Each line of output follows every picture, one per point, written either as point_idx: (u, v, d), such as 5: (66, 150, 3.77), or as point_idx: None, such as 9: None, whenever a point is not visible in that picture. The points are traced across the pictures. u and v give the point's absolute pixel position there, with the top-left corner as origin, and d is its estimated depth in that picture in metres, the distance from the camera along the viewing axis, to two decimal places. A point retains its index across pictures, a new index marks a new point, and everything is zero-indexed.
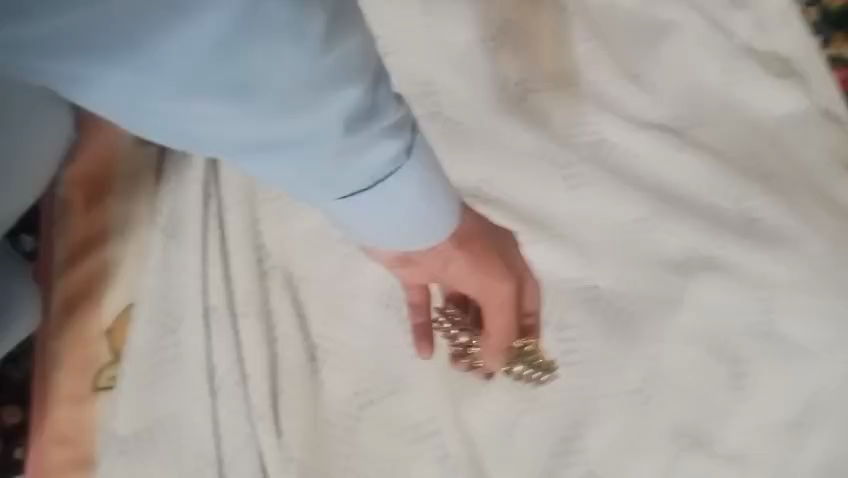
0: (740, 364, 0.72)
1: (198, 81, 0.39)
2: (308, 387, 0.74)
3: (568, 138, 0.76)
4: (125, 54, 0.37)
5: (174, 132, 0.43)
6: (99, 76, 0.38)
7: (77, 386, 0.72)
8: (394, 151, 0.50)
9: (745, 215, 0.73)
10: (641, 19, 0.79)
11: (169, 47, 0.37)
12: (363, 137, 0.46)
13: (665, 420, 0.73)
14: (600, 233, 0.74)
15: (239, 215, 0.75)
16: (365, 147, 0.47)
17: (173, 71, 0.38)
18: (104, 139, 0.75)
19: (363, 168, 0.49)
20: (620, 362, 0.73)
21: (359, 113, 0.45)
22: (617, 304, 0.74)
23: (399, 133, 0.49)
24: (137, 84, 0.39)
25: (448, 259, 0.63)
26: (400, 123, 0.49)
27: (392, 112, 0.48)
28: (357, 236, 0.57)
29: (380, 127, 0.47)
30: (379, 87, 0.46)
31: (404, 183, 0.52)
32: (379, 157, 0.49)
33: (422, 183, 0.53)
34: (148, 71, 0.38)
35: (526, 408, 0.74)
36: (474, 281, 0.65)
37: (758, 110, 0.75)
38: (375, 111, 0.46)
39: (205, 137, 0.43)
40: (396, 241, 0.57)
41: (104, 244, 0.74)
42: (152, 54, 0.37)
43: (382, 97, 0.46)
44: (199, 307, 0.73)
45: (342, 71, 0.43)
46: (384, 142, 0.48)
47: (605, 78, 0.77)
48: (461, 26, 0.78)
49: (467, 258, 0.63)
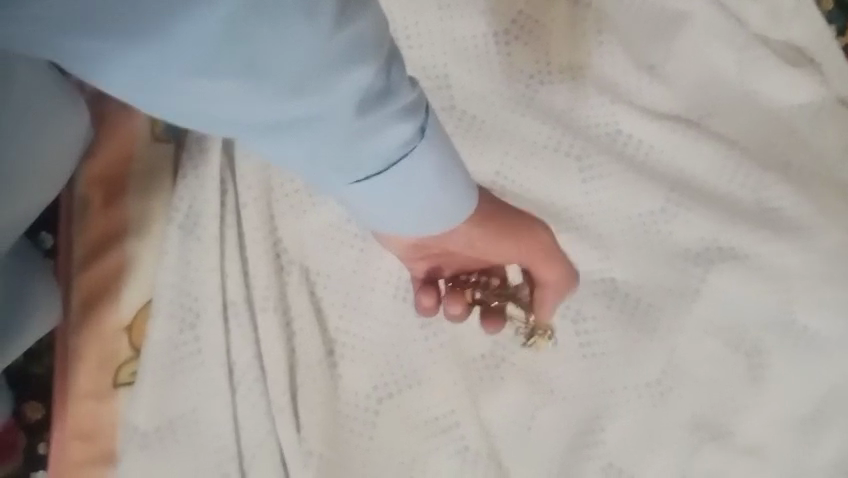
0: (757, 355, 0.75)
1: (202, 59, 0.35)
2: (327, 381, 0.75)
3: (585, 130, 0.75)
4: (132, 31, 0.33)
5: (162, 104, 0.38)
6: (95, 53, 0.34)
7: (97, 383, 0.71)
8: (411, 135, 0.45)
9: (766, 208, 0.74)
10: (657, 6, 0.76)
11: (176, 25, 0.33)
12: (377, 119, 0.42)
13: (685, 409, 0.75)
14: (615, 225, 0.75)
15: (256, 211, 0.74)
16: (380, 130, 0.43)
17: (180, 49, 0.34)
18: (122, 133, 0.72)
19: (378, 152, 0.45)
20: (640, 354, 0.75)
21: (371, 94, 0.41)
22: (635, 297, 0.76)
23: (414, 115, 0.45)
24: (141, 61, 0.34)
25: (466, 234, 0.62)
26: (415, 105, 0.45)
27: (407, 93, 0.44)
28: (370, 225, 0.52)
29: (396, 110, 0.43)
30: (392, 69, 0.42)
31: (423, 170, 0.48)
32: (395, 141, 0.45)
33: (440, 170, 0.49)
34: (155, 49, 0.34)
35: (545, 401, 0.75)
36: (497, 242, 0.66)
37: (773, 102, 0.76)
38: (389, 91, 0.42)
39: (209, 118, 0.39)
40: (415, 232, 0.53)
41: (122, 241, 0.72)
42: (144, 24, 0.33)
43: (394, 78, 0.43)
44: (218, 303, 0.72)
45: (354, 50, 0.39)
46: (401, 125, 0.44)
47: (622, 68, 0.76)
48: (475, 17, 0.75)
49: (484, 229, 0.63)
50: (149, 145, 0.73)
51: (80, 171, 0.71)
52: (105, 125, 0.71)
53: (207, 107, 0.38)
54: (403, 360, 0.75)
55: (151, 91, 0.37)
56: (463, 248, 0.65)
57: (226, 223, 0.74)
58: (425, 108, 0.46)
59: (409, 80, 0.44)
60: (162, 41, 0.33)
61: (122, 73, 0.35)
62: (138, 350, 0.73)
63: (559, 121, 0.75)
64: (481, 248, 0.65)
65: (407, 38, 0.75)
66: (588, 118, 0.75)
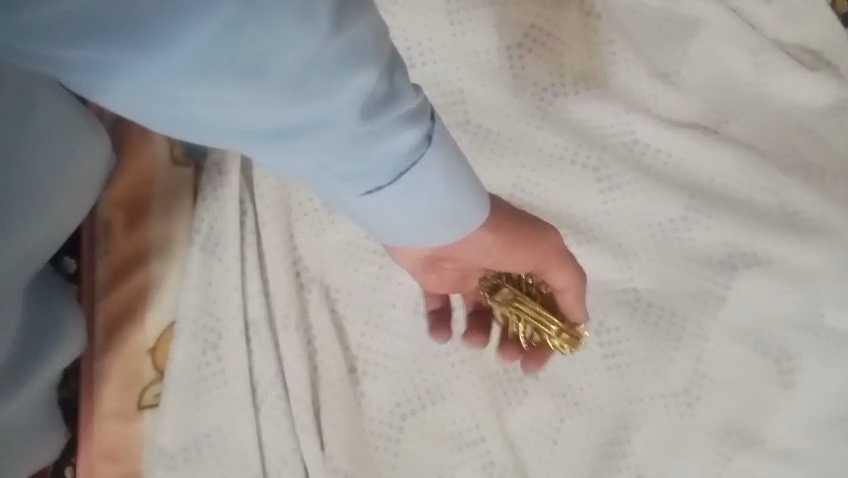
0: (786, 360, 0.73)
1: (202, 66, 0.35)
2: (350, 398, 0.75)
3: (602, 139, 0.75)
4: (133, 40, 0.33)
5: (168, 117, 0.39)
6: (101, 65, 0.34)
7: (123, 405, 0.71)
8: (417, 142, 0.45)
9: (789, 212, 0.73)
10: (669, 14, 0.76)
11: (175, 32, 0.33)
12: (381, 125, 0.42)
13: (713, 418, 0.74)
14: (637, 233, 0.75)
15: (276, 230, 0.74)
16: (386, 136, 0.43)
17: (180, 56, 0.34)
18: (144, 160, 0.72)
19: (385, 159, 0.45)
20: (666, 362, 0.74)
21: (374, 99, 0.41)
22: (659, 306, 0.75)
23: (419, 121, 0.45)
24: (142, 70, 0.35)
25: (485, 246, 0.57)
26: (420, 110, 0.45)
27: (410, 98, 0.44)
28: (381, 238, 0.52)
29: (400, 115, 0.43)
30: (395, 74, 0.43)
31: (431, 175, 0.48)
32: (401, 147, 0.45)
33: (449, 176, 0.49)
34: (155, 58, 0.34)
35: (570, 413, 0.75)
36: (519, 256, 0.60)
37: (790, 104, 0.76)
38: (392, 96, 0.43)
39: (213, 127, 0.39)
40: (427, 242, 0.52)
41: (145, 262, 0.72)
42: (147, 32, 0.33)
43: (396, 83, 0.43)
44: (241, 323, 0.72)
45: (355, 54, 0.39)
46: (406, 131, 0.44)
47: (636, 76, 0.75)
48: (487, 31, 0.75)
49: (505, 238, 0.58)
50: (169, 169, 0.73)
51: (103, 194, 0.71)
52: (127, 149, 0.72)
53: (211, 116, 0.38)
54: (426, 375, 0.75)
55: (157, 103, 0.37)
56: (480, 260, 0.59)
57: (246, 243, 0.74)
58: (430, 114, 0.46)
59: (412, 86, 0.45)
60: (165, 48, 0.34)
61: (128, 85, 0.36)
62: (161, 372, 0.72)
63: (575, 131, 0.75)
64: (502, 255, 0.59)
65: (420, 55, 0.75)
66: (604, 127, 0.75)
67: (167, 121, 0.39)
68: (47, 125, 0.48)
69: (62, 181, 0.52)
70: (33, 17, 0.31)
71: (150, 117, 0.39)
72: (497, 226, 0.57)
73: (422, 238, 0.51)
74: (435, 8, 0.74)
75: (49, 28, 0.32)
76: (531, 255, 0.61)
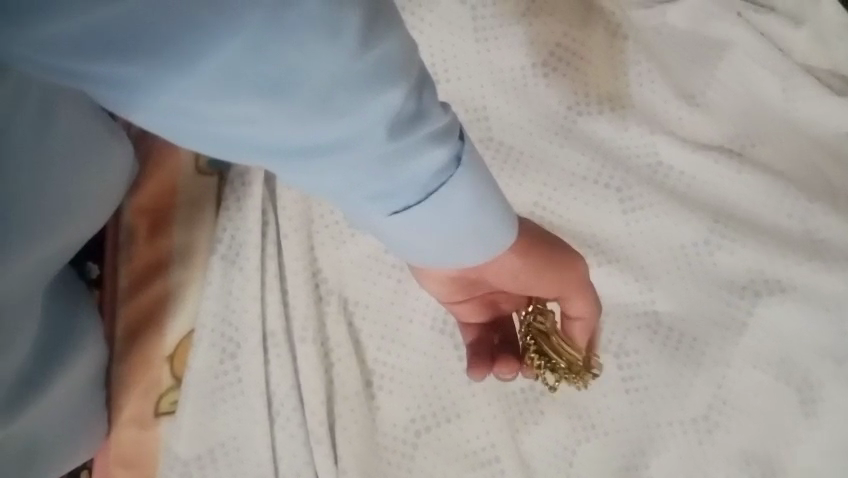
0: (809, 389, 0.72)
1: (232, 82, 0.36)
2: (365, 412, 0.75)
3: (626, 161, 0.75)
4: (164, 56, 0.33)
5: (198, 133, 0.39)
6: (133, 80, 0.35)
7: (140, 411, 0.70)
8: (444, 161, 0.46)
9: (814, 239, 0.72)
10: (697, 35, 0.76)
11: (205, 47, 0.34)
12: (409, 143, 0.43)
13: (733, 447, 0.73)
14: (659, 255, 0.74)
15: (296, 241, 0.74)
16: (412, 154, 0.43)
17: (210, 72, 0.35)
18: (169, 167, 0.71)
19: (412, 178, 0.45)
20: (685, 387, 0.73)
21: (403, 118, 0.42)
22: (679, 331, 0.74)
23: (447, 140, 0.45)
24: (174, 86, 0.35)
25: (515, 271, 0.58)
26: (448, 129, 0.45)
27: (438, 117, 0.44)
28: (407, 257, 0.52)
29: (429, 134, 0.44)
30: (422, 93, 0.43)
31: (458, 194, 0.48)
32: (429, 167, 0.45)
33: (476, 197, 0.49)
34: (186, 74, 0.35)
35: (586, 436, 0.74)
36: (545, 283, 0.60)
37: (819, 128, 0.74)
38: (420, 114, 0.43)
39: (243, 143, 0.40)
40: (453, 262, 0.52)
41: (167, 270, 0.71)
42: (178, 49, 0.33)
43: (424, 102, 0.43)
44: (259, 333, 0.73)
45: (383, 72, 0.39)
46: (434, 149, 0.44)
47: (663, 97, 0.75)
48: (512, 49, 0.75)
49: (535, 264, 0.58)
50: (193, 178, 0.72)
51: (128, 202, 0.70)
52: (152, 158, 0.70)
53: (241, 132, 0.39)
54: (442, 392, 0.75)
55: (188, 118, 0.38)
56: (510, 284, 0.60)
57: (267, 254, 0.74)
58: (458, 132, 0.47)
59: (441, 105, 0.45)
60: (196, 62, 0.34)
61: (159, 100, 0.36)
62: (179, 379, 0.72)
63: (598, 151, 0.75)
64: (530, 277, 0.59)
65: (445, 71, 0.76)
66: (628, 148, 0.75)
67: (198, 137, 0.39)
68: (69, 134, 0.48)
69: (87, 190, 0.53)
70: (65, 29, 0.31)
71: (182, 133, 0.39)
72: (527, 249, 0.58)
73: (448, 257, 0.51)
74: (461, 25, 0.75)
75: (81, 42, 0.32)
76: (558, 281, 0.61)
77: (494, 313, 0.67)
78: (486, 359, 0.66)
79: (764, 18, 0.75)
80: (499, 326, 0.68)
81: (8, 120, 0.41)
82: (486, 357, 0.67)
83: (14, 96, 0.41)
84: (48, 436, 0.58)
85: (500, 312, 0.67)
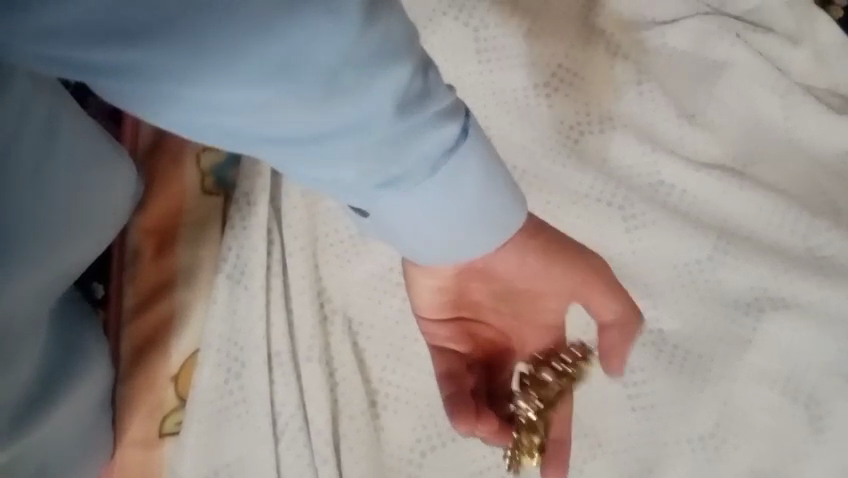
0: (815, 406, 0.72)
1: (244, 68, 0.36)
2: (370, 432, 0.75)
3: (628, 179, 0.76)
4: (175, 39, 0.34)
5: (210, 127, 0.40)
6: (143, 69, 0.35)
7: (145, 433, 0.68)
8: (451, 141, 0.47)
9: (817, 256, 0.73)
10: (697, 56, 0.78)
11: (213, 29, 0.35)
12: (417, 121, 0.44)
13: (740, 464, 0.72)
14: (663, 272, 0.75)
15: (302, 262, 0.75)
16: (420, 133, 0.44)
17: (222, 58, 0.36)
18: (176, 186, 0.69)
19: (421, 160, 0.46)
20: (692, 405, 0.73)
21: (408, 96, 0.43)
22: (685, 348, 0.74)
23: (453, 119, 0.47)
24: (186, 74, 0.36)
25: (523, 253, 0.58)
26: (452, 109, 0.47)
27: (442, 96, 0.46)
28: (418, 252, 0.53)
29: (435, 111, 0.45)
30: (426, 73, 0.44)
31: (468, 171, 0.49)
32: (437, 148, 0.46)
33: (481, 177, 0.50)
34: (197, 60, 0.35)
35: (594, 454, 0.73)
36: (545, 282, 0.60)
37: (819, 145, 0.76)
38: (425, 92, 0.44)
39: (256, 134, 0.40)
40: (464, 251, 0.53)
41: (172, 288, 0.69)
42: (189, 33, 0.34)
43: (427, 80, 0.44)
44: (264, 351, 0.72)
45: (387, 49, 0.40)
46: (441, 128, 0.46)
47: (664, 117, 0.77)
48: (515, 70, 0.76)
49: (541, 251, 0.59)
50: (199, 197, 0.71)
51: (133, 220, 0.67)
52: (157, 178, 0.68)
53: (254, 123, 0.39)
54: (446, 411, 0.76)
55: (201, 110, 0.38)
56: (514, 277, 0.60)
57: (272, 272, 0.74)
58: (462, 112, 0.48)
59: (445, 86, 0.47)
60: (207, 45, 0.35)
61: (168, 91, 0.37)
62: (184, 400, 0.70)
63: (601, 171, 0.76)
64: (525, 280, 0.60)
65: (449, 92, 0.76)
66: (631, 168, 0.76)
67: (213, 132, 0.40)
68: (78, 158, 0.49)
69: (87, 209, 0.52)
70: (71, 15, 0.33)
71: (196, 129, 0.40)
72: (525, 247, 0.59)
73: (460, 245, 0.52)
74: (465, 47, 0.76)
75: (93, 31, 0.33)
76: (557, 281, 0.60)
77: (473, 349, 0.63)
78: (473, 408, 0.58)
79: (762, 37, 0.78)
80: (475, 366, 0.62)
81: (25, 116, 0.43)
82: (473, 406, 0.59)
83: (20, 115, 0.42)
84: (60, 453, 0.58)
85: (477, 346, 0.63)
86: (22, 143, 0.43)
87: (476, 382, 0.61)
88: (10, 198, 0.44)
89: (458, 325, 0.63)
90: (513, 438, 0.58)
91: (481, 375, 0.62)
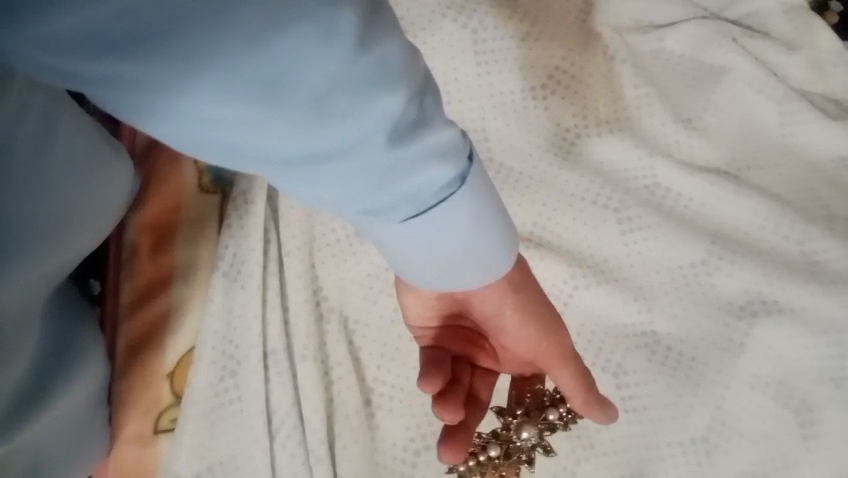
0: (807, 412, 0.72)
1: (231, 84, 0.36)
2: (364, 432, 0.75)
3: (624, 182, 0.76)
4: (164, 52, 0.34)
5: (200, 142, 0.40)
6: (132, 80, 0.36)
7: (141, 428, 0.69)
8: (447, 173, 0.46)
9: (811, 261, 0.74)
10: (694, 62, 0.79)
11: (202, 42, 0.35)
12: (411, 149, 0.43)
13: (732, 469, 0.72)
14: (656, 274, 0.75)
15: (298, 259, 0.75)
16: (414, 161, 0.44)
17: (210, 72, 0.36)
18: (173, 186, 0.71)
19: (414, 188, 0.45)
20: (685, 408, 0.73)
21: (403, 124, 0.42)
22: (678, 351, 0.74)
23: (451, 151, 0.46)
24: (174, 87, 0.36)
25: (503, 303, 0.58)
26: (452, 142, 0.46)
27: (441, 127, 0.45)
28: (410, 272, 0.52)
29: (432, 143, 0.44)
30: (424, 100, 0.44)
31: (464, 203, 0.48)
32: (431, 178, 0.46)
33: (477, 211, 0.49)
34: (185, 73, 0.35)
35: (587, 456, 0.74)
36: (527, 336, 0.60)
37: (814, 152, 0.76)
38: (422, 121, 0.44)
39: (245, 149, 0.40)
40: (457, 279, 0.53)
41: (170, 286, 0.71)
42: (176, 47, 0.34)
43: (426, 108, 0.44)
44: (260, 350, 0.72)
45: (382, 75, 0.40)
46: (437, 158, 0.45)
47: (660, 121, 0.77)
48: (513, 73, 0.77)
49: (522, 304, 0.59)
50: (196, 197, 0.73)
51: (132, 218, 0.70)
52: (155, 177, 0.71)
53: (242, 139, 0.39)
54: None
55: (191, 125, 0.38)
56: (496, 319, 0.60)
57: (268, 271, 0.75)
58: (463, 150, 0.47)
59: (447, 118, 0.46)
60: (195, 60, 0.35)
61: (158, 104, 0.37)
62: (180, 397, 0.71)
63: (597, 175, 0.76)
64: (509, 322, 0.60)
65: (447, 94, 0.77)
66: (627, 171, 0.76)
67: (203, 146, 0.40)
68: (77, 157, 0.49)
69: (86, 210, 0.52)
70: (63, 26, 0.33)
71: (188, 143, 0.40)
72: (507, 299, 0.58)
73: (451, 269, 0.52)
74: (464, 50, 0.77)
75: (85, 42, 0.34)
76: (534, 345, 0.61)
77: (464, 349, 0.62)
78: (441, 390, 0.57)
79: (759, 43, 0.78)
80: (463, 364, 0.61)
81: (21, 120, 0.42)
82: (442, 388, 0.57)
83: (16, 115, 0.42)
84: (53, 451, 0.58)
85: (468, 348, 0.62)
86: (18, 147, 0.43)
87: (459, 378, 0.60)
88: (9, 204, 0.44)
89: (451, 325, 0.62)
90: (485, 457, 0.65)
91: (464, 374, 0.60)
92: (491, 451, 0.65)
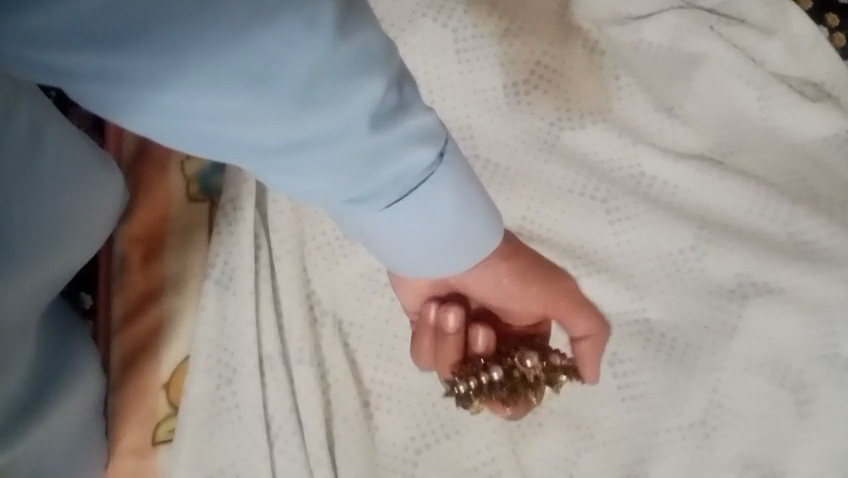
0: (802, 391, 0.73)
1: (212, 73, 0.36)
2: (364, 433, 0.75)
3: (610, 173, 0.77)
4: (143, 44, 0.35)
5: (182, 135, 0.40)
6: (112, 74, 0.36)
7: (140, 440, 0.69)
8: (430, 159, 0.46)
9: (798, 242, 0.74)
10: (673, 50, 0.79)
11: (180, 32, 0.35)
12: (393, 135, 0.43)
13: (730, 450, 0.73)
14: (644, 261, 0.76)
15: (289, 264, 0.75)
16: (397, 147, 0.44)
17: (190, 62, 0.36)
18: (160, 196, 0.71)
19: (398, 174, 0.45)
20: (680, 392, 0.74)
21: (385, 110, 0.42)
22: (672, 338, 0.75)
23: (434, 136, 0.46)
24: (154, 78, 0.36)
25: (498, 274, 0.59)
26: (435, 127, 0.46)
27: (423, 113, 0.45)
28: (398, 264, 0.52)
29: (414, 128, 0.44)
30: (404, 87, 0.44)
31: (448, 188, 0.48)
32: (415, 163, 0.45)
33: (464, 194, 0.49)
34: (165, 64, 0.36)
35: (586, 446, 0.74)
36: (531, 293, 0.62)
37: (796, 134, 0.77)
38: (403, 107, 0.44)
39: (228, 142, 0.40)
40: (446, 266, 0.52)
41: (161, 296, 0.70)
42: (156, 38, 0.35)
43: (406, 95, 0.44)
44: (255, 356, 0.72)
45: (362, 61, 0.40)
46: (420, 144, 0.45)
47: (642, 110, 0.78)
48: (494, 69, 0.77)
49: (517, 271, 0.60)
50: (185, 205, 0.72)
51: (121, 229, 0.70)
52: (143, 185, 0.71)
53: (224, 130, 0.39)
54: (440, 409, 0.75)
55: (173, 118, 0.38)
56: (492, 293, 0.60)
57: (261, 277, 0.74)
58: (446, 136, 0.47)
59: (427, 104, 0.46)
60: (175, 51, 0.35)
61: (139, 97, 0.37)
62: (176, 407, 0.70)
63: (583, 166, 0.77)
64: (506, 290, 0.60)
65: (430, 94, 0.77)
66: (611, 161, 0.77)
67: (185, 140, 0.40)
68: (67, 166, 0.49)
69: (74, 220, 0.52)
70: (48, 21, 0.33)
71: (170, 137, 0.40)
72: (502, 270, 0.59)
73: (440, 256, 0.51)
74: (445, 49, 0.77)
75: (66, 36, 0.34)
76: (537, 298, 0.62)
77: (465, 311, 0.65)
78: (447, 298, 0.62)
79: (736, 29, 0.79)
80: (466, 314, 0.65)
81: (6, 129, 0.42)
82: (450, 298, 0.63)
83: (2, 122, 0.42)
84: (51, 463, 0.57)
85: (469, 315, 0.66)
86: (9, 154, 0.43)
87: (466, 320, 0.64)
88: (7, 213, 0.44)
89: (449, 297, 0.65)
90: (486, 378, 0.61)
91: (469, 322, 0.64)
92: (494, 373, 0.60)
